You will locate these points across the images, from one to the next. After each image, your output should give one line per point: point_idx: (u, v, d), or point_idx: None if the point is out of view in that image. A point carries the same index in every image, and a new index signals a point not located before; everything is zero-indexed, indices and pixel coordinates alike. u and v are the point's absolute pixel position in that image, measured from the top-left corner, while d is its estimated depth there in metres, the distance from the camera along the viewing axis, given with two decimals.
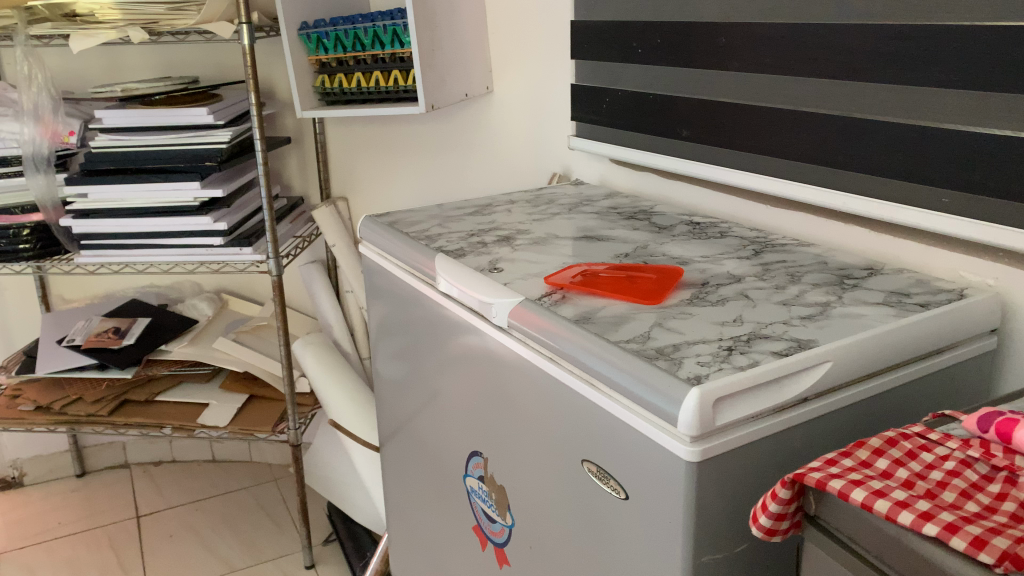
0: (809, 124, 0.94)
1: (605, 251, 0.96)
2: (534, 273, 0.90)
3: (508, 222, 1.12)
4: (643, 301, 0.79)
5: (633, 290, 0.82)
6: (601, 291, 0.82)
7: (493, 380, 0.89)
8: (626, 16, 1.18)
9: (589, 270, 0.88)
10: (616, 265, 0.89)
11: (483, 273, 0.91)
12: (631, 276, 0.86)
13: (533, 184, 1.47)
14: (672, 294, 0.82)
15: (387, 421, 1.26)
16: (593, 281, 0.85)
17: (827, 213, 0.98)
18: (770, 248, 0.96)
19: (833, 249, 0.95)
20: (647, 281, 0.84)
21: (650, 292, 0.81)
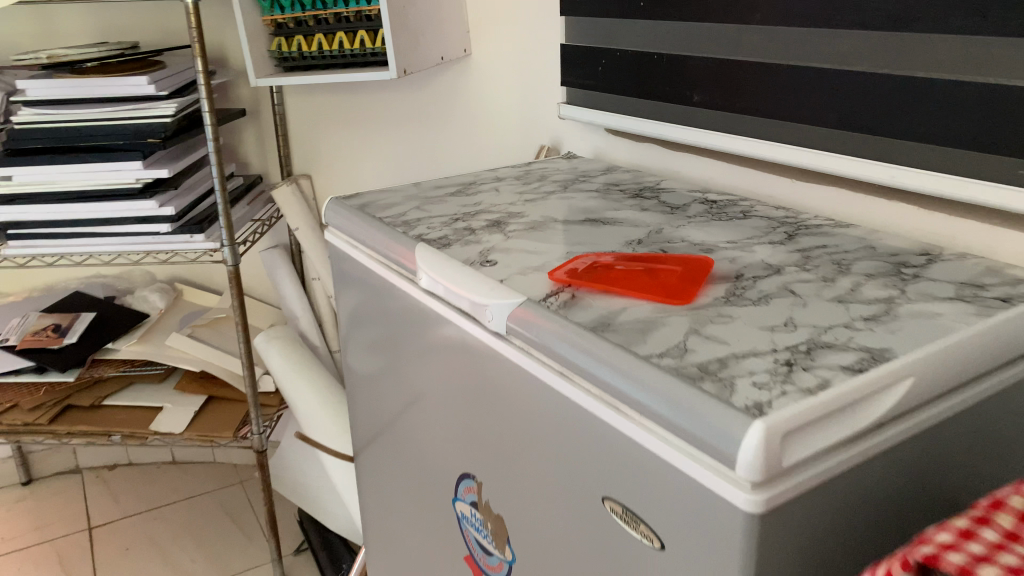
0: (846, 85, 0.80)
1: (614, 238, 0.83)
2: (533, 267, 0.76)
3: (496, 204, 0.97)
4: (671, 301, 0.66)
5: (656, 287, 0.68)
6: (618, 288, 0.69)
7: (486, 393, 0.76)
8: None
9: (599, 262, 0.74)
10: (632, 255, 0.75)
11: (473, 268, 0.77)
12: (651, 269, 0.72)
13: (518, 157, 1.33)
14: (704, 292, 0.68)
15: (363, 428, 1.12)
16: (606, 275, 0.71)
17: (867, 189, 0.85)
18: (804, 231, 0.82)
19: (876, 231, 0.82)
20: (672, 275, 0.70)
21: (677, 289, 0.68)
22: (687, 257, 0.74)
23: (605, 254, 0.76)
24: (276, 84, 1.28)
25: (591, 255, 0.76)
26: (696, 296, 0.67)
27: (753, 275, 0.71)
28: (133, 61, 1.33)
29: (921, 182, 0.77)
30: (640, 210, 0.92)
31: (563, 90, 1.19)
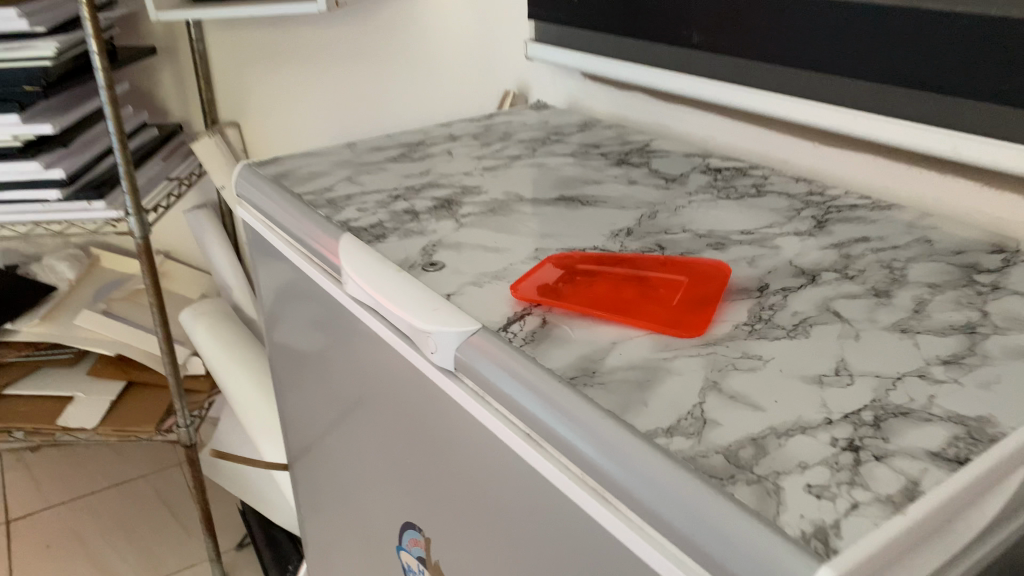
0: (894, 26, 0.61)
1: (595, 227, 0.64)
2: (491, 274, 0.58)
3: (448, 174, 0.78)
4: (678, 335, 0.48)
5: (655, 311, 0.51)
6: (604, 312, 0.51)
7: (430, 438, 0.58)
8: None
9: (576, 269, 0.57)
10: (619, 258, 0.57)
11: (413, 274, 0.58)
12: (647, 280, 0.55)
13: (479, 104, 1.13)
14: (721, 317, 0.51)
15: (296, 435, 0.95)
16: (586, 291, 0.54)
17: (914, 159, 0.67)
18: (837, 216, 0.65)
19: (925, 216, 0.64)
20: (675, 291, 0.53)
21: (685, 315, 0.50)
22: (693, 262, 0.56)
23: (583, 255, 0.58)
24: (181, 18, 1.05)
25: (564, 256, 0.58)
26: (711, 325, 0.50)
27: (782, 288, 0.54)
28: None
29: (989, 155, 0.59)
30: (627, 183, 0.74)
31: (531, 24, 0.98)
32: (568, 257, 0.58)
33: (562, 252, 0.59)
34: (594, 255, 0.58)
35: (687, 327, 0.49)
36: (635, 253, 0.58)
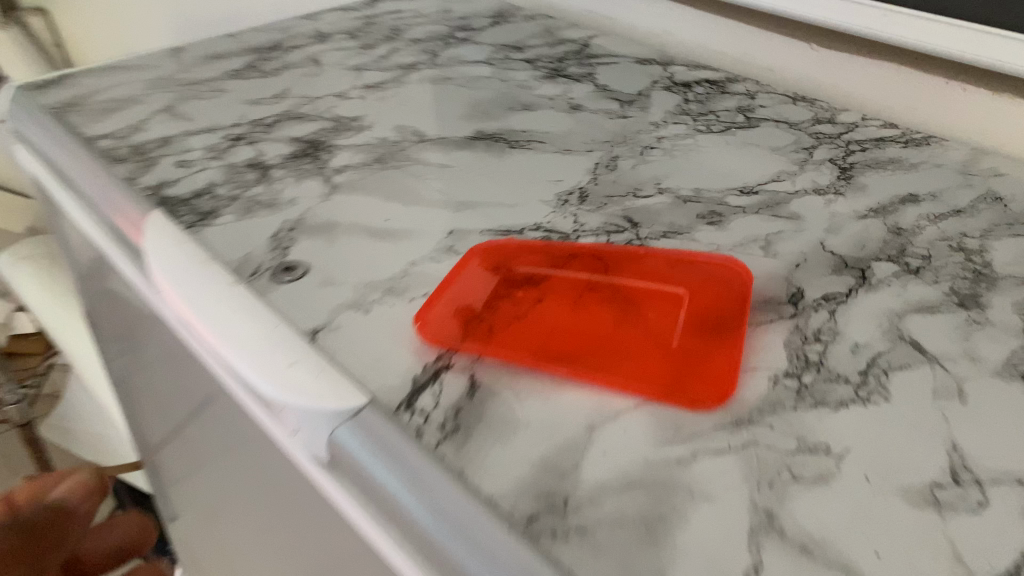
0: None
1: (531, 190, 0.44)
2: (380, 285, 0.37)
3: (314, 98, 0.55)
4: (694, 407, 0.30)
5: (648, 356, 0.32)
6: (565, 362, 0.32)
7: (303, 531, 0.39)
8: None
9: (510, 277, 0.37)
10: (573, 253, 0.38)
11: (250, 288, 0.36)
12: (623, 291, 0.36)
13: None
14: (749, 360, 0.32)
15: (134, 436, 0.73)
16: (532, 321, 0.34)
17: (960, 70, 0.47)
18: (864, 160, 0.46)
19: (977, 159, 0.47)
20: (672, 313, 0.34)
21: (696, 361, 0.32)
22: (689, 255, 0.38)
23: (518, 251, 0.39)
24: None
25: (489, 255, 0.39)
26: (740, 379, 0.31)
27: (824, 298, 0.36)
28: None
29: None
30: (567, 109, 0.53)
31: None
32: (496, 257, 0.39)
33: (486, 245, 0.40)
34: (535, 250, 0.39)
35: (703, 388, 0.31)
36: (597, 245, 0.39)
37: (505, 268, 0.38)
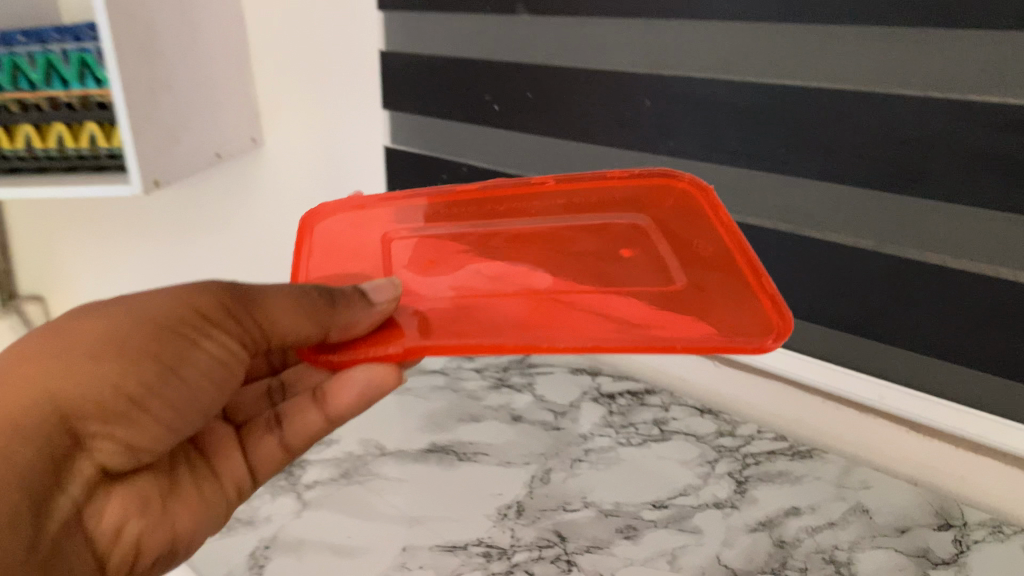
0: (803, 253, 0.54)
1: (472, 500, 0.53)
2: (261, 379, 0.52)
3: None
4: (762, 347, 0.39)
5: (644, 305, 0.45)
6: (551, 313, 0.44)
7: None
8: (468, 49, 0.76)
9: (429, 254, 0.51)
10: (525, 229, 0.53)
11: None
12: (589, 267, 0.50)
13: None
14: (734, 316, 0.43)
15: None
16: (553, 306, 0.45)
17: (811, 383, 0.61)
18: (757, 472, 0.56)
19: (851, 469, 0.56)
20: (640, 276, 0.48)
21: (702, 303, 0.44)
22: (625, 187, 0.54)
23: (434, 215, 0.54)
24: None
25: (410, 236, 0.52)
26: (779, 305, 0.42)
27: None
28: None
29: (931, 415, 0.53)
30: (510, 419, 0.64)
31: None
32: (379, 238, 0.52)
33: (345, 239, 0.52)
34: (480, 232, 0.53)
35: (767, 327, 0.41)
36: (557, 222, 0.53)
37: (389, 249, 0.51)
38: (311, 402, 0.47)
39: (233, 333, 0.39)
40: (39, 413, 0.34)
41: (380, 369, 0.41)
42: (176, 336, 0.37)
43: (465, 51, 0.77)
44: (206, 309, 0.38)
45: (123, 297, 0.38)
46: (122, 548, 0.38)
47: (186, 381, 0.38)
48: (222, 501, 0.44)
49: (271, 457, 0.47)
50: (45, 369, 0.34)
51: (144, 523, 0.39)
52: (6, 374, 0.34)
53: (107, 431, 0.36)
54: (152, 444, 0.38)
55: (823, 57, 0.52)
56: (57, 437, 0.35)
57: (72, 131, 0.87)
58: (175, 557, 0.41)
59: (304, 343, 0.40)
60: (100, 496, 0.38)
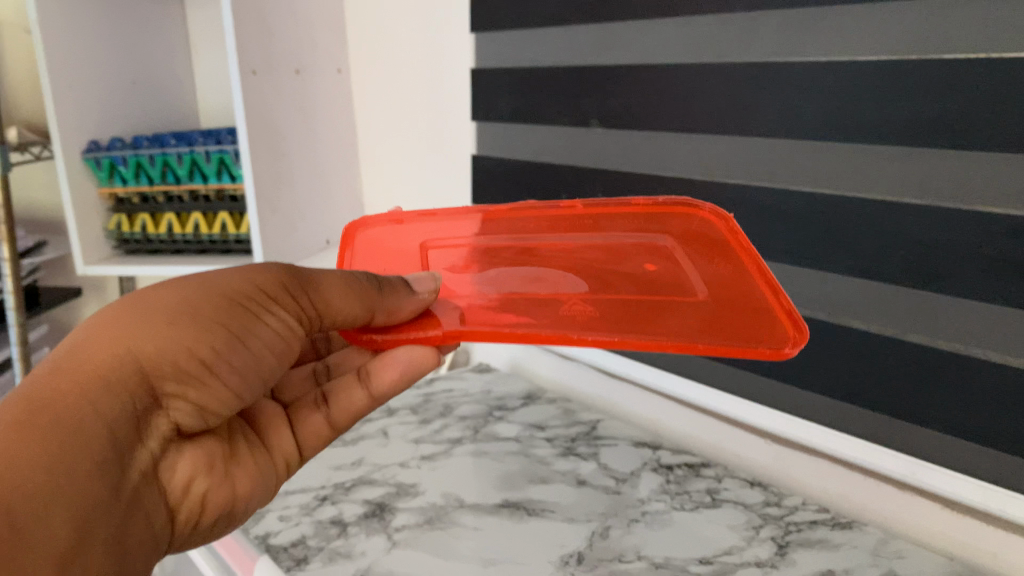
0: (836, 338, 0.66)
1: (540, 546, 0.61)
2: (307, 365, 0.64)
3: (382, 467, 0.75)
4: (779, 351, 0.47)
5: (661, 310, 0.54)
6: (580, 315, 0.54)
7: None
8: (555, 158, 0.90)
9: (460, 261, 0.62)
10: (551, 243, 0.63)
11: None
12: (612, 277, 0.59)
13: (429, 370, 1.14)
14: (745, 322, 0.51)
15: None
16: (592, 315, 0.54)
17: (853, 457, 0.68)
18: (798, 537, 0.62)
19: (887, 540, 0.62)
20: (657, 285, 0.57)
21: (720, 310, 0.53)
22: (655, 216, 0.61)
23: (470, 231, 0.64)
24: (108, 272, 1.04)
25: (445, 244, 0.64)
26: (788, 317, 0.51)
27: None
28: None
29: (955, 487, 0.61)
30: (575, 482, 0.72)
31: None
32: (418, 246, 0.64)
33: (388, 245, 0.64)
34: (512, 246, 0.63)
35: (779, 336, 0.50)
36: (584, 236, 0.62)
37: (427, 258, 0.63)
38: (354, 382, 0.59)
39: (290, 311, 0.49)
40: (132, 366, 0.42)
41: (422, 354, 0.54)
42: (244, 313, 0.47)
43: (552, 160, 0.90)
44: (266, 287, 0.48)
45: (192, 278, 0.47)
46: (190, 500, 0.48)
47: (250, 349, 0.47)
48: (270, 473, 0.55)
49: (317, 431, 0.59)
50: (131, 334, 0.43)
51: (208, 482, 0.49)
52: (106, 332, 0.42)
53: (182, 390, 0.45)
54: (217, 406, 0.47)
55: (855, 176, 0.64)
56: (141, 393, 0.43)
57: (207, 219, 1.05)
58: (230, 515, 0.51)
59: (352, 323, 0.51)
60: (171, 453, 0.47)
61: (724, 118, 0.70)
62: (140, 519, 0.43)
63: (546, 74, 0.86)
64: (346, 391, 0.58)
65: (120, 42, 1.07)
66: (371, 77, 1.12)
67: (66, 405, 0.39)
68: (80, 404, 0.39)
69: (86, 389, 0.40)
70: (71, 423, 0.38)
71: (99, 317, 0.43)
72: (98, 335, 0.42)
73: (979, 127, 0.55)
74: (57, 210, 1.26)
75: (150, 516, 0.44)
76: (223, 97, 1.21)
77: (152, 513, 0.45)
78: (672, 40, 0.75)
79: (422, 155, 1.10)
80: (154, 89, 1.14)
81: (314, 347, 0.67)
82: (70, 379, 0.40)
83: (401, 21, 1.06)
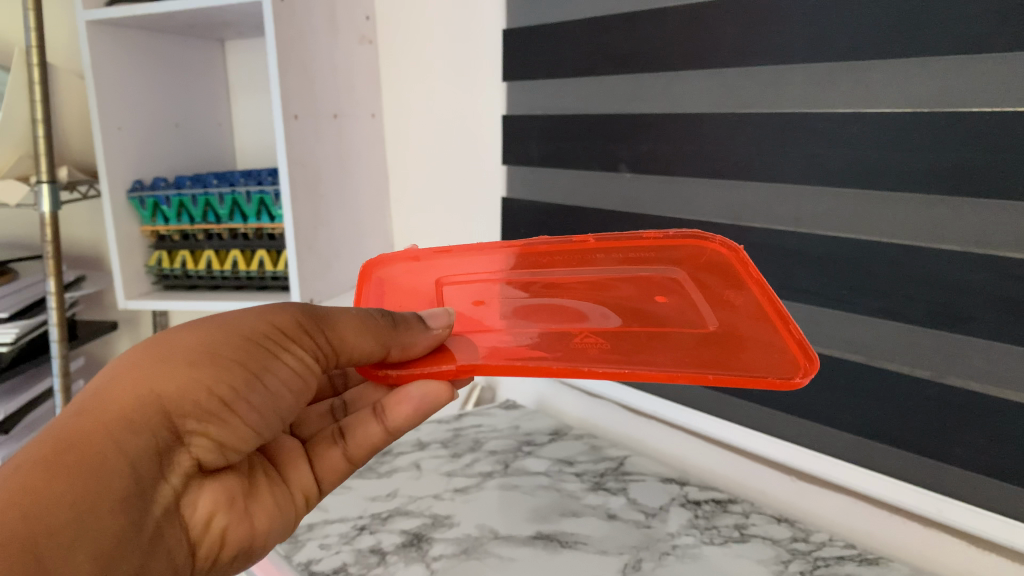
0: (862, 377, 0.69)
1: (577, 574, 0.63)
2: (324, 402, 0.65)
3: (417, 498, 0.77)
4: (789, 380, 0.48)
5: (674, 343, 0.55)
6: (593, 346, 0.55)
7: None
8: (582, 201, 0.93)
9: (477, 296, 0.64)
10: (562, 276, 0.64)
11: None
12: (627, 314, 0.60)
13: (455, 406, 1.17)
14: (758, 353, 0.52)
15: None
16: (606, 347, 0.55)
17: (879, 496, 0.69)
18: (826, 572, 0.64)
19: None
20: (671, 318, 0.58)
21: (734, 341, 0.54)
22: (660, 247, 0.61)
23: (481, 267, 0.64)
24: (149, 307, 1.08)
25: (458, 280, 0.65)
26: (807, 344, 0.51)
27: None
28: (5, 259, 1.14)
29: (981, 524, 0.63)
30: (606, 516, 0.73)
31: None
32: (431, 283, 0.65)
33: (403, 282, 0.65)
34: (525, 281, 0.64)
35: (794, 365, 0.50)
36: (594, 270, 0.63)
37: (441, 295, 0.64)
38: (370, 416, 0.57)
39: (307, 349, 0.50)
40: (152, 406, 0.43)
41: (437, 389, 0.53)
42: (263, 352, 0.48)
43: (581, 202, 0.93)
44: (284, 328, 0.49)
45: (213, 321, 0.48)
46: (210, 537, 0.48)
47: (269, 387, 0.48)
48: (290, 508, 0.54)
49: (336, 466, 0.57)
50: (153, 374, 0.44)
51: (229, 517, 0.48)
52: (128, 374, 0.44)
53: (203, 428, 0.45)
54: (236, 442, 0.47)
55: (878, 223, 0.67)
56: (163, 431, 0.44)
57: (245, 256, 1.09)
58: (250, 552, 0.51)
59: (367, 359, 0.52)
60: (193, 489, 0.47)
61: (751, 166, 0.73)
62: (158, 555, 0.43)
63: (577, 122, 0.90)
64: (362, 426, 0.57)
65: (166, 88, 1.11)
66: (402, 122, 1.17)
67: (84, 446, 0.40)
68: (97, 444, 0.40)
69: (105, 429, 0.41)
70: (87, 463, 0.39)
71: (123, 360, 0.45)
72: (120, 377, 0.43)
73: (999, 177, 0.58)
74: (96, 248, 1.30)
75: (170, 554, 0.45)
76: (260, 140, 1.26)
77: (172, 550, 0.45)
78: (699, 90, 0.78)
79: (451, 196, 1.14)
80: (195, 132, 1.19)
81: (331, 385, 0.68)
82: (90, 421, 0.41)
83: (433, 69, 1.11)
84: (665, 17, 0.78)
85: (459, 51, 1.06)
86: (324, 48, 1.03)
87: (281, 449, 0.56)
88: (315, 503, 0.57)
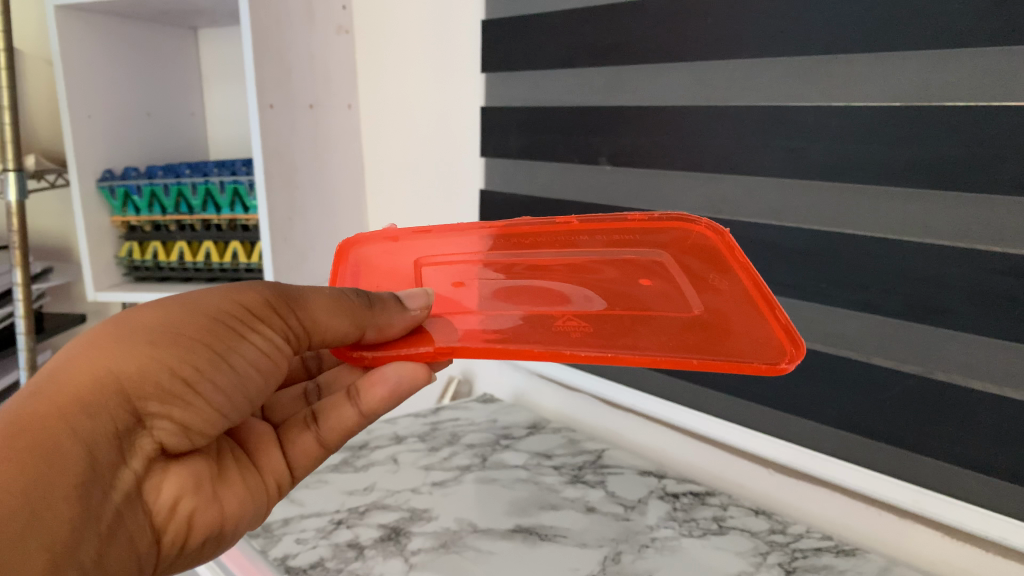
0: (840, 371, 0.69)
1: (556, 567, 0.62)
2: (297, 386, 0.63)
3: (394, 492, 0.76)
4: (775, 367, 0.47)
5: (654, 328, 0.54)
6: (576, 331, 0.54)
7: None
8: (562, 194, 0.93)
9: (455, 277, 0.63)
10: (547, 259, 0.63)
11: None
12: (609, 299, 0.59)
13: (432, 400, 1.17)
14: (740, 341, 0.52)
15: None
16: (588, 333, 0.54)
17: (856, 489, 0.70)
18: (804, 564, 0.65)
19: (890, 568, 0.64)
20: (654, 302, 0.58)
21: (718, 325, 0.54)
22: (647, 230, 0.62)
23: (460, 249, 0.64)
24: (119, 299, 1.05)
25: (437, 262, 0.64)
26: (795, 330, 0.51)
27: None
28: None
29: (957, 517, 0.64)
30: (584, 509, 0.73)
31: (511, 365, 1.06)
32: (408, 263, 0.64)
33: (381, 263, 0.64)
34: (505, 263, 0.63)
35: (782, 354, 0.49)
36: (580, 253, 0.62)
37: (420, 276, 0.63)
38: (343, 399, 0.56)
39: (275, 330, 0.48)
40: (110, 387, 0.41)
41: (415, 371, 0.52)
42: (229, 332, 0.46)
43: (561, 194, 0.93)
44: (252, 307, 0.48)
45: (176, 300, 0.47)
46: (175, 523, 0.46)
47: (235, 368, 0.46)
48: (262, 493, 0.53)
49: (308, 451, 0.56)
50: (111, 355, 0.42)
51: (196, 501, 0.47)
52: (84, 354, 0.42)
53: (165, 412, 0.44)
54: (201, 425, 0.46)
55: (857, 216, 0.67)
56: (122, 414, 0.42)
57: (218, 248, 1.07)
58: (220, 537, 0.50)
59: (341, 340, 0.51)
60: (157, 472, 0.46)
61: (730, 160, 0.73)
62: (118, 541, 0.42)
63: (556, 115, 0.89)
64: (334, 411, 0.55)
65: (137, 77, 1.09)
66: (377, 113, 1.16)
67: (42, 427, 0.38)
68: (51, 425, 0.38)
69: (59, 412, 0.39)
70: (43, 445, 0.37)
71: (78, 340, 0.43)
72: (74, 357, 0.41)
73: (979, 174, 0.58)
74: (65, 239, 1.27)
75: (130, 541, 0.43)
76: (232, 132, 1.24)
77: (134, 537, 0.43)
78: (680, 85, 0.78)
79: (427, 189, 1.13)
80: (167, 123, 1.16)
81: (305, 367, 0.67)
82: (44, 402, 0.39)
83: (411, 60, 1.09)
84: (646, 8, 0.77)
85: (437, 43, 1.05)
86: (300, 39, 1.01)
87: (255, 436, 0.55)
88: (287, 490, 0.56)
